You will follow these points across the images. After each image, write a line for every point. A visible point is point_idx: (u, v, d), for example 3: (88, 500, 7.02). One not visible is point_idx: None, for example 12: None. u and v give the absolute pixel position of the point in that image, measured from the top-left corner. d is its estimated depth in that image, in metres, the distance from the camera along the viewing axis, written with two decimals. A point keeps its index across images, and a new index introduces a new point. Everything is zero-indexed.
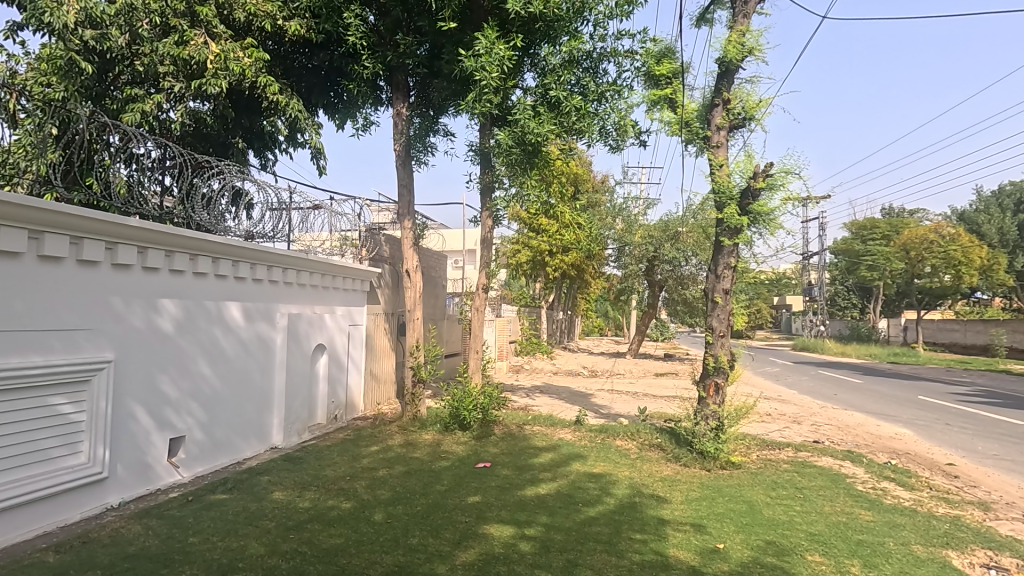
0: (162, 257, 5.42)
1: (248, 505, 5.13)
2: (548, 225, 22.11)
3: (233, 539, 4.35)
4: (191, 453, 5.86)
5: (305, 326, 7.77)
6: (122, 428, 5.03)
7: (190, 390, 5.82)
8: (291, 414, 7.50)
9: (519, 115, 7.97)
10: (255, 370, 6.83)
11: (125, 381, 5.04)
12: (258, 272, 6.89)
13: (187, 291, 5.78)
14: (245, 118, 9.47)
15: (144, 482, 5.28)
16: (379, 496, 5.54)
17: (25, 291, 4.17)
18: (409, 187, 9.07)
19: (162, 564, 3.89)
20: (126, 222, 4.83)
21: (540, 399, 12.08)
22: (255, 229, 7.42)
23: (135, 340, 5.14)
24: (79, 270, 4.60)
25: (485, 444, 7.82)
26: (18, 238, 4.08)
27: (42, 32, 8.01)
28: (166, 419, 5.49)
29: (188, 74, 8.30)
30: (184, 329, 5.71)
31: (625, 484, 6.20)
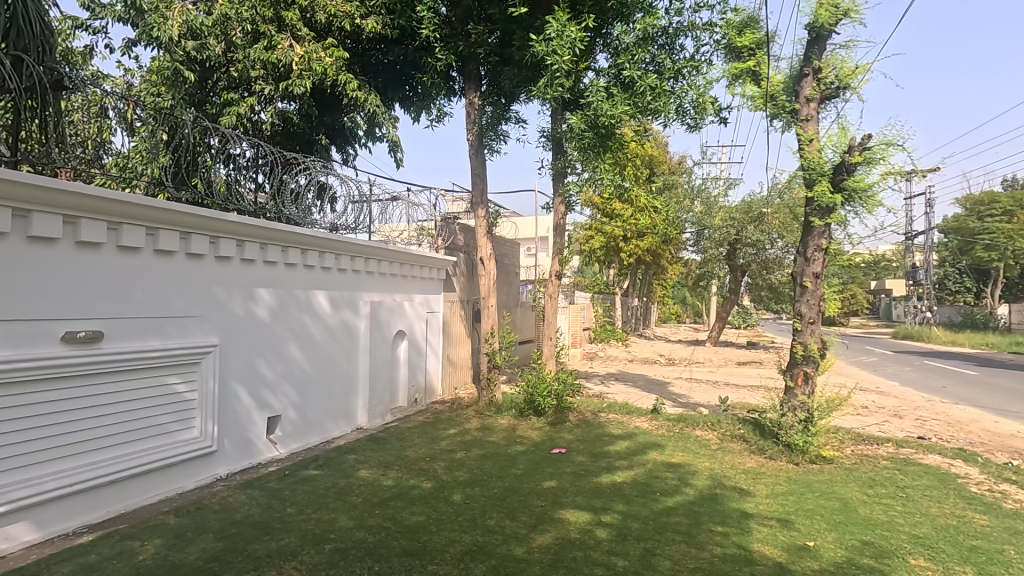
0: (258, 249, 5.85)
1: (337, 481, 5.47)
2: (623, 210, 21.62)
3: (325, 512, 4.66)
4: (287, 431, 6.32)
5: (385, 313, 8.11)
6: (227, 407, 5.50)
7: (284, 373, 6.25)
8: (374, 397, 7.88)
9: (591, 97, 7.82)
10: (340, 355, 7.23)
11: (228, 364, 5.51)
12: (342, 262, 7.26)
13: (280, 281, 6.19)
14: (327, 116, 9.94)
15: (247, 456, 5.76)
16: (457, 478, 5.72)
17: (144, 282, 4.66)
18: (481, 176, 9.17)
19: (264, 531, 4.24)
20: (226, 218, 5.25)
21: (615, 387, 11.93)
22: (339, 221, 7.82)
23: (236, 326, 5.59)
24: (187, 263, 5.06)
25: (560, 431, 7.84)
26: (137, 234, 4.54)
27: (151, 46, 8.87)
28: (264, 400, 5.96)
29: (277, 76, 8.83)
30: (277, 316, 6.14)
31: (705, 475, 6.00)
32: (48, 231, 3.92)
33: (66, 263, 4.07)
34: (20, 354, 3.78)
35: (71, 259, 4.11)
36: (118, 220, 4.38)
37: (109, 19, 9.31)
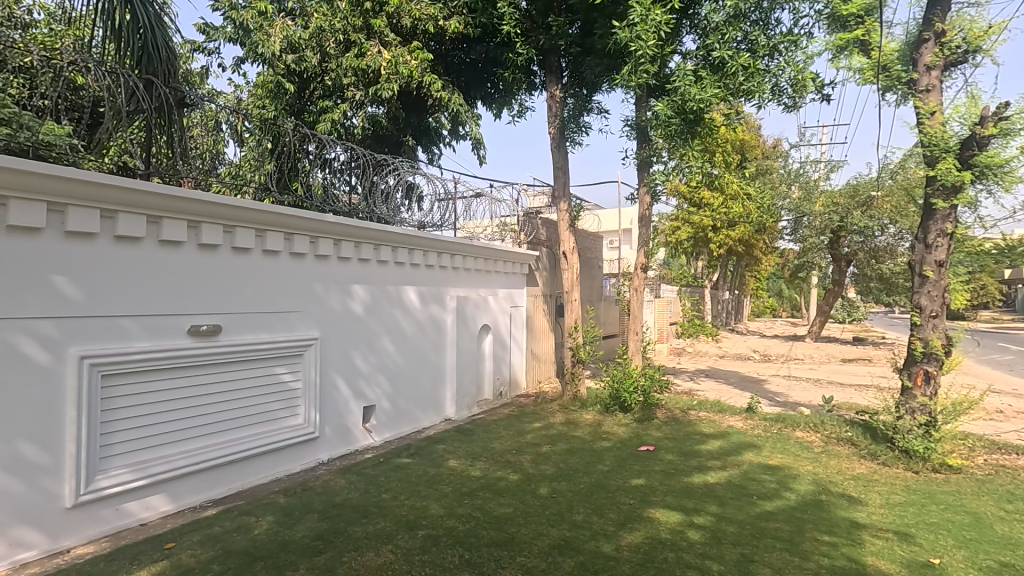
0: (352, 248, 6.18)
1: (428, 470, 5.68)
2: (712, 199, 20.63)
3: (417, 500, 4.85)
4: (381, 420, 6.64)
5: (471, 308, 8.29)
6: (327, 396, 5.87)
7: (378, 364, 6.57)
8: (461, 389, 8.09)
9: (678, 82, 7.51)
10: (429, 348, 7.48)
11: (328, 356, 5.88)
12: (429, 259, 7.50)
13: (373, 277, 6.51)
14: (414, 117, 10.30)
15: (346, 443, 6.12)
16: (544, 472, 5.73)
17: (254, 280, 5.07)
18: (564, 169, 9.10)
19: (362, 514, 4.49)
20: (324, 219, 5.59)
21: (705, 384, 11.44)
22: (426, 219, 8.09)
23: (334, 321, 5.94)
24: (291, 262, 5.46)
25: (647, 428, 7.63)
26: (247, 236, 4.95)
27: (256, 63, 9.66)
28: (360, 390, 6.29)
29: (367, 82, 9.24)
30: (371, 311, 6.46)
31: (808, 480, 5.60)
32: (175, 235, 4.36)
33: (190, 264, 4.51)
34: (154, 345, 4.25)
35: (193, 260, 4.54)
36: (232, 223, 4.80)
37: (221, 40, 10.20)
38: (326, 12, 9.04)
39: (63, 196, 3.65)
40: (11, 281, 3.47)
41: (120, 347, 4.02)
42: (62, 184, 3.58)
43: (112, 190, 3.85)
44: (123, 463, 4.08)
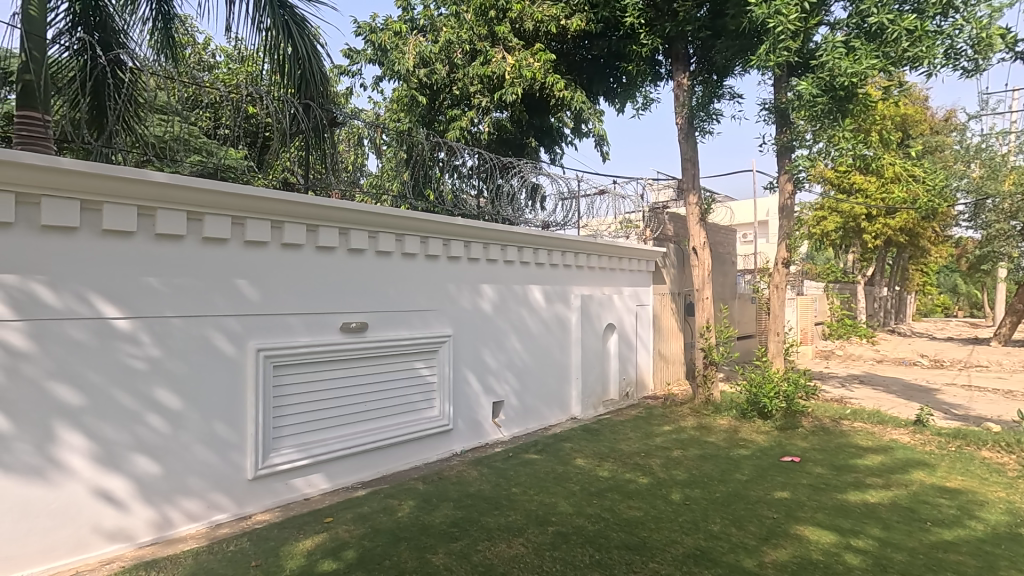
0: (481, 249, 6.43)
1: (556, 467, 5.72)
2: (866, 183, 18.34)
3: (546, 496, 4.91)
4: (509, 415, 6.82)
5: (596, 307, 8.21)
6: (460, 390, 6.17)
7: (506, 362, 6.76)
8: (587, 388, 8.06)
9: (826, 56, 6.80)
10: (555, 347, 7.54)
11: (461, 352, 6.17)
12: (555, 258, 7.55)
13: (501, 277, 6.72)
14: (537, 118, 10.44)
15: (477, 436, 6.37)
16: (676, 477, 5.50)
17: (395, 281, 5.48)
18: (692, 160, 8.66)
19: (494, 506, 4.65)
20: (454, 222, 5.89)
21: (860, 391, 10.20)
22: (550, 218, 8.23)
23: (466, 318, 6.23)
24: (427, 264, 5.82)
25: (791, 437, 6.99)
26: (389, 240, 5.37)
27: (393, 80, 10.46)
28: (490, 385, 6.53)
29: (492, 87, 9.59)
30: (500, 309, 6.67)
31: (999, 508, 4.75)
32: (329, 241, 4.86)
33: (341, 267, 5.00)
34: (315, 339, 4.77)
35: (345, 264, 5.03)
36: (375, 229, 5.23)
37: (363, 62, 11.16)
38: (454, 26, 9.64)
39: (243, 210, 4.23)
40: (206, 283, 4.10)
41: (287, 342, 4.57)
42: (242, 200, 4.17)
43: (279, 203, 4.39)
44: (291, 443, 4.63)
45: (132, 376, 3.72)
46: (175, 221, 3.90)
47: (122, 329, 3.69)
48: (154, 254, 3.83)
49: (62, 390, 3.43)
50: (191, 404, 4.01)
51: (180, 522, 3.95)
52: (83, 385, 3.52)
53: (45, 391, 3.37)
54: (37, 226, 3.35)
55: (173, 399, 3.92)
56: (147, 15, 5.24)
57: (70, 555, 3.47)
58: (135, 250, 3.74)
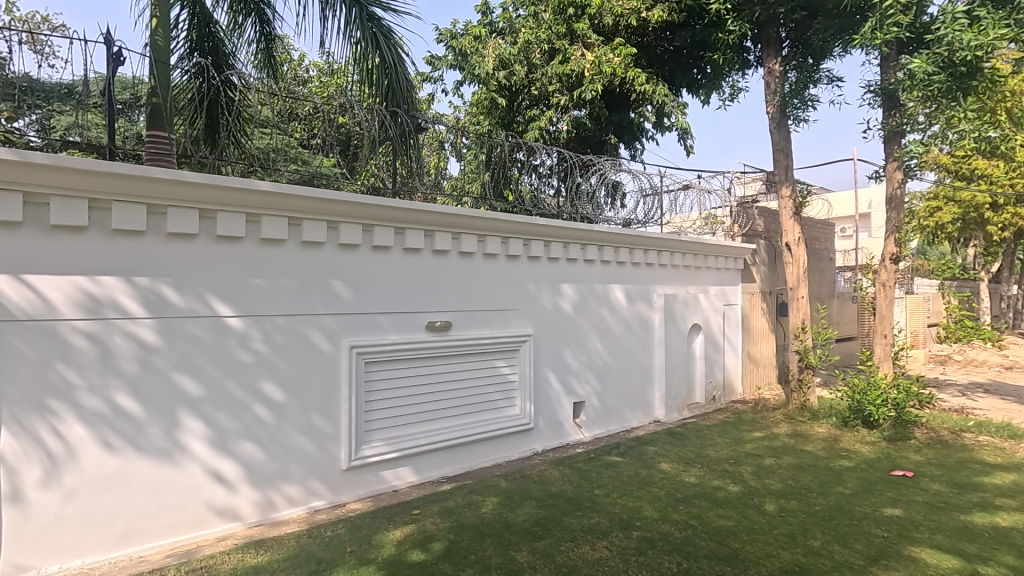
0: (562, 248, 6.40)
1: (639, 471, 5.58)
2: (990, 169, 16.42)
3: (630, 499, 4.80)
4: (590, 416, 6.74)
5: (680, 307, 7.95)
6: (541, 389, 6.18)
7: (587, 362, 6.69)
8: (671, 390, 7.80)
9: (943, 30, 6.16)
10: (638, 348, 7.36)
11: (542, 352, 6.19)
12: (637, 256, 7.37)
13: (581, 276, 6.66)
14: (616, 115, 10.24)
15: (558, 436, 6.36)
16: (769, 486, 5.19)
17: (477, 281, 5.59)
18: (785, 151, 8.15)
19: (577, 506, 4.61)
20: (535, 222, 5.91)
21: (985, 401, 9.13)
22: (631, 216, 8.04)
23: (547, 318, 6.23)
24: (508, 264, 5.88)
25: (902, 449, 6.39)
26: (471, 241, 5.48)
27: (473, 83, 10.65)
28: (570, 385, 6.49)
29: (570, 85, 9.54)
30: (580, 309, 6.62)
31: None
32: (415, 243, 5.04)
33: (426, 267, 5.16)
34: (402, 337, 4.96)
35: (430, 264, 5.19)
36: (458, 230, 5.35)
37: (444, 68, 11.47)
38: (533, 26, 9.68)
39: (338, 215, 4.48)
40: (305, 284, 4.39)
41: (378, 339, 4.79)
42: (337, 205, 4.41)
43: (370, 208, 4.60)
44: (381, 436, 4.85)
45: (242, 370, 4.05)
46: (278, 226, 4.20)
47: (234, 326, 4.02)
48: (260, 257, 4.15)
49: (184, 380, 3.80)
50: (293, 397, 4.30)
51: (284, 506, 4.26)
52: (202, 377, 3.87)
53: (171, 381, 3.74)
54: (163, 233, 3.72)
55: (277, 392, 4.22)
56: (252, 37, 5.75)
57: (191, 530, 3.84)
58: (244, 254, 4.07)
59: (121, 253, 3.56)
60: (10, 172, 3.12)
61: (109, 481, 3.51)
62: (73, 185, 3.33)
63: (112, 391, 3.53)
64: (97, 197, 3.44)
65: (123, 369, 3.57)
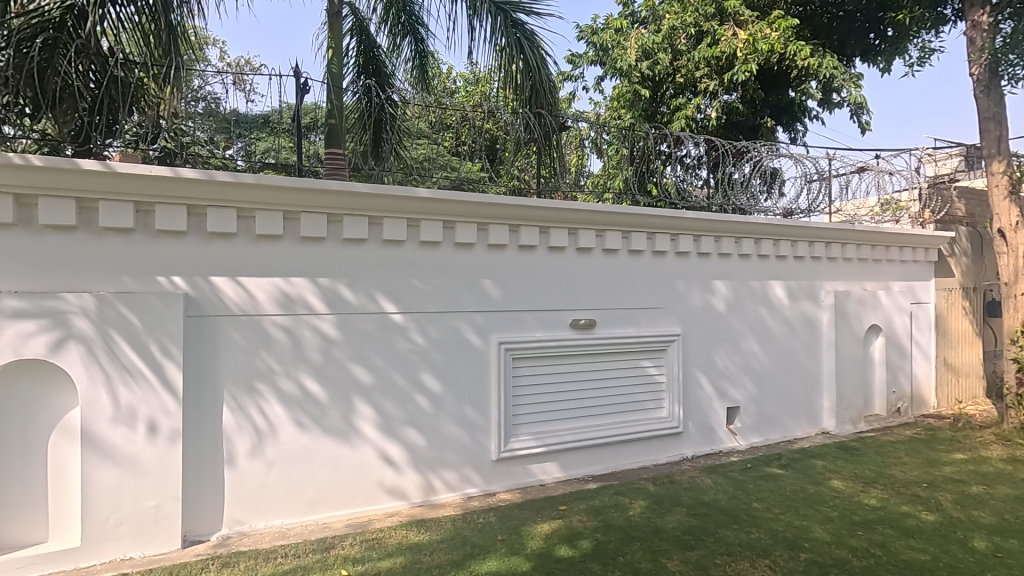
0: (713, 242, 6.00)
1: (806, 487, 5.04)
2: None
3: (796, 517, 4.35)
4: (747, 423, 6.25)
5: (855, 306, 7.01)
6: (691, 393, 5.86)
7: (742, 365, 6.21)
8: (844, 399, 6.92)
9: None
10: (802, 350, 6.66)
11: (691, 353, 5.87)
12: (800, 250, 6.67)
13: (735, 272, 6.19)
14: (773, 95, 9.50)
15: (710, 442, 5.99)
16: (977, 519, 4.37)
17: (622, 278, 5.48)
18: (997, 118, 6.81)
19: (733, 519, 4.30)
20: (684, 216, 5.62)
21: None
22: (792, 206, 7.29)
23: (697, 317, 5.90)
24: (654, 260, 5.67)
25: None
26: (616, 238, 5.39)
27: (613, 77, 10.42)
28: (723, 389, 6.07)
29: (720, 70, 9.09)
30: (734, 307, 6.16)
31: None
32: (560, 241, 5.09)
33: (571, 265, 5.19)
34: (548, 334, 5.04)
35: (574, 262, 5.21)
36: (602, 227, 5.28)
37: (585, 65, 11.42)
38: (677, 11, 9.30)
39: (487, 217, 4.68)
40: (458, 284, 4.66)
41: (525, 336, 4.93)
42: (486, 208, 4.61)
43: (516, 209, 4.74)
44: (528, 431, 4.98)
45: (405, 361, 4.43)
46: (434, 230, 4.51)
47: (398, 322, 4.41)
48: (419, 259, 4.49)
49: (357, 369, 4.25)
50: (448, 389, 4.60)
51: (442, 490, 4.58)
52: (371, 367, 4.31)
53: (347, 370, 4.22)
54: (341, 239, 4.20)
55: (435, 383, 4.54)
56: (409, 55, 6.27)
57: (365, 504, 4.29)
58: (406, 256, 4.44)
59: (309, 257, 4.10)
60: (226, 192, 3.74)
61: (301, 454, 4.07)
62: (271, 201, 3.90)
63: (302, 377, 4.07)
64: (289, 209, 3.99)
65: (310, 358, 4.10)
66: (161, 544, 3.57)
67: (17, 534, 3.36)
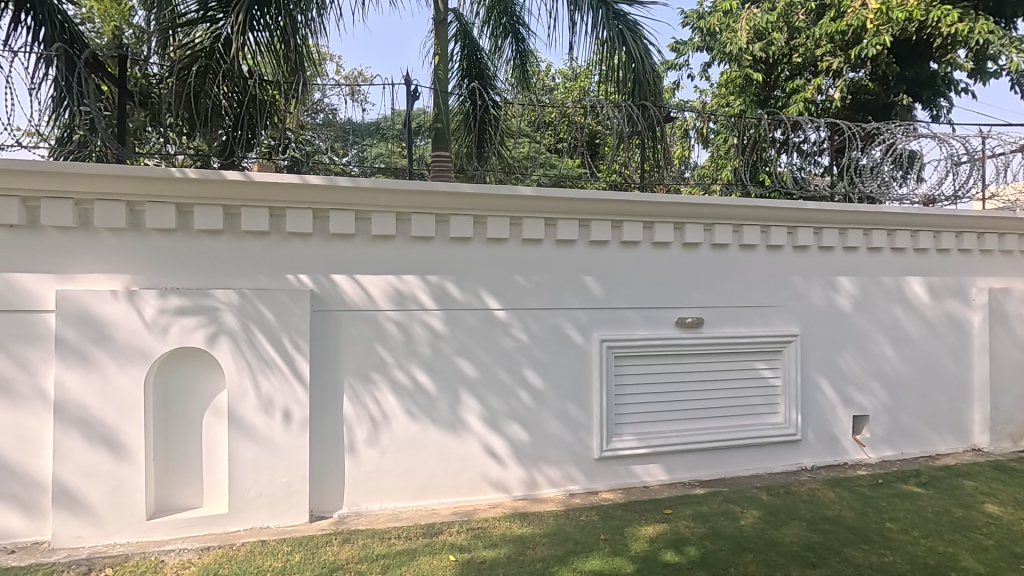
0: (837, 235, 5.49)
1: (952, 509, 4.47)
2: None
3: (939, 543, 3.88)
4: (877, 434, 5.66)
5: (1016, 305, 6.08)
6: (811, 398, 5.42)
7: (872, 370, 5.63)
8: (1002, 414, 6.01)
9: None
10: (946, 355, 5.90)
11: (811, 355, 5.42)
12: (945, 242, 5.91)
13: (864, 268, 5.62)
14: (910, 70, 8.55)
15: (833, 453, 5.50)
16: None
17: (733, 275, 5.18)
18: None
19: (862, 539, 3.92)
20: (804, 207, 5.19)
21: None
22: (934, 192, 6.42)
23: (818, 316, 5.44)
24: (768, 255, 5.31)
25: None
26: (725, 232, 5.11)
27: (721, 62, 9.81)
28: (849, 395, 5.55)
29: (845, 45, 8.37)
30: (862, 306, 5.60)
31: None
32: (665, 237, 4.92)
33: (677, 261, 5.00)
34: (652, 333, 4.90)
35: (680, 258, 5.01)
36: (711, 221, 5.03)
37: (690, 52, 10.95)
38: None
39: (589, 213, 4.64)
40: (560, 281, 4.67)
41: (628, 334, 4.83)
42: (588, 204, 4.57)
43: (620, 204, 4.65)
44: (631, 431, 4.88)
45: (508, 357, 4.52)
46: (537, 227, 4.55)
47: (501, 318, 4.51)
48: (522, 256, 4.56)
49: (463, 364, 4.41)
50: (550, 385, 4.63)
51: (544, 485, 4.62)
52: (476, 361, 4.44)
53: (454, 364, 4.39)
54: (447, 238, 4.37)
55: (537, 379, 4.59)
56: (509, 55, 6.33)
57: (470, 494, 4.45)
58: (509, 254, 4.53)
59: (419, 256, 4.31)
60: (346, 197, 4.04)
61: (412, 442, 4.30)
62: (385, 203, 4.15)
63: (413, 370, 4.30)
64: (401, 211, 4.22)
65: (420, 352, 4.31)
66: (292, 517, 3.95)
67: (178, 498, 3.87)
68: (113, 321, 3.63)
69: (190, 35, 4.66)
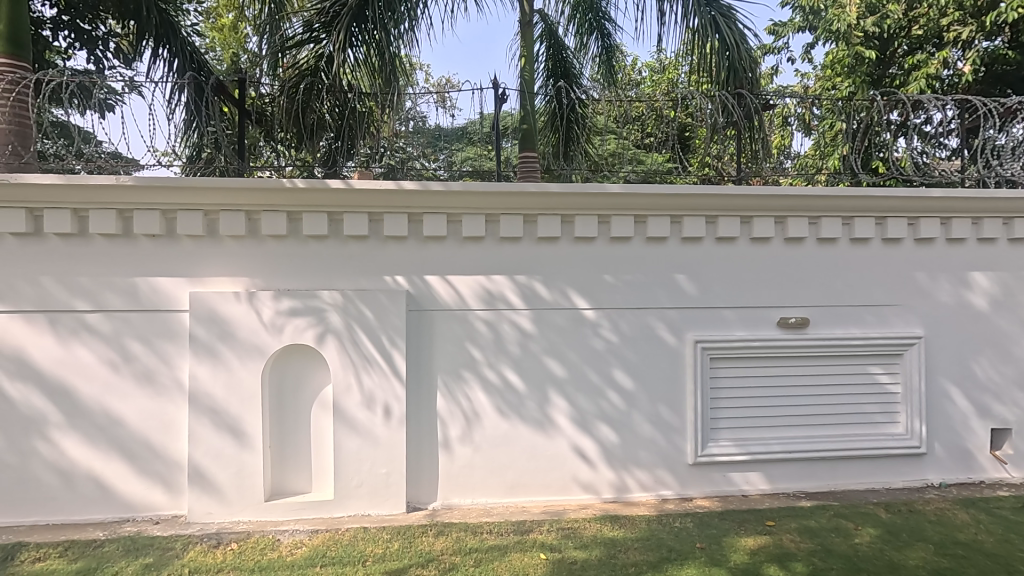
0: (970, 225, 4.88)
1: None
2: None
3: None
4: (1022, 450, 4.98)
5: None
6: (938, 407, 4.87)
7: (1015, 377, 4.96)
8: None
9: None
10: None
11: (938, 359, 4.87)
12: None
13: (1004, 261, 4.96)
14: None
15: (966, 469, 4.91)
16: None
17: (843, 272, 4.77)
18: None
19: (1004, 568, 3.46)
20: (929, 195, 4.65)
21: None
22: None
23: (947, 317, 4.88)
24: (885, 249, 4.83)
25: None
26: (834, 226, 4.71)
27: (827, 41, 9.06)
28: (986, 405, 4.92)
29: (980, 10, 7.51)
30: (1001, 305, 4.95)
31: None
32: (765, 231, 4.64)
33: (778, 258, 4.69)
34: (750, 334, 4.64)
35: (781, 254, 4.70)
36: (817, 213, 4.66)
37: (790, 33, 10.24)
38: None
39: (681, 209, 4.47)
40: (651, 280, 4.54)
41: (725, 335, 4.60)
42: (680, 200, 4.40)
43: (714, 199, 4.43)
44: (728, 436, 4.64)
45: (597, 357, 4.47)
46: (626, 225, 4.46)
47: (590, 318, 4.47)
48: (611, 255, 4.49)
49: (552, 363, 4.42)
50: (641, 387, 4.52)
51: (635, 489, 4.52)
52: (565, 361, 4.43)
53: (543, 363, 4.41)
54: (535, 238, 4.40)
55: (627, 380, 4.50)
56: (595, 52, 6.36)
57: (560, 493, 4.45)
58: (598, 252, 4.47)
59: (508, 257, 4.37)
60: (438, 200, 4.18)
61: (502, 439, 4.37)
62: (475, 206, 4.25)
63: (502, 368, 4.37)
64: (491, 212, 4.30)
65: (509, 350, 4.38)
66: (390, 506, 4.15)
67: (290, 483, 4.20)
68: (235, 320, 4.01)
69: (297, 55, 5.24)
